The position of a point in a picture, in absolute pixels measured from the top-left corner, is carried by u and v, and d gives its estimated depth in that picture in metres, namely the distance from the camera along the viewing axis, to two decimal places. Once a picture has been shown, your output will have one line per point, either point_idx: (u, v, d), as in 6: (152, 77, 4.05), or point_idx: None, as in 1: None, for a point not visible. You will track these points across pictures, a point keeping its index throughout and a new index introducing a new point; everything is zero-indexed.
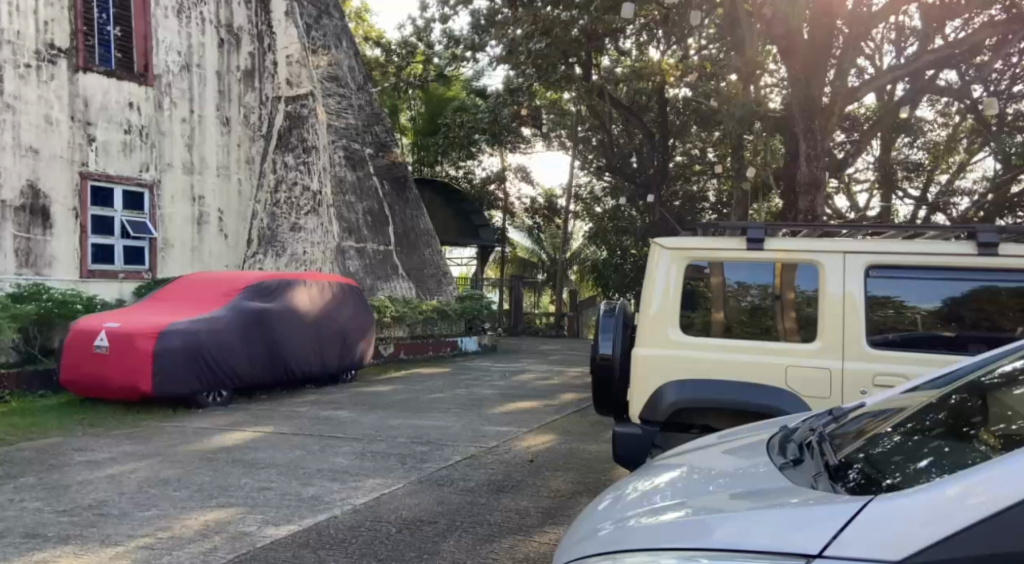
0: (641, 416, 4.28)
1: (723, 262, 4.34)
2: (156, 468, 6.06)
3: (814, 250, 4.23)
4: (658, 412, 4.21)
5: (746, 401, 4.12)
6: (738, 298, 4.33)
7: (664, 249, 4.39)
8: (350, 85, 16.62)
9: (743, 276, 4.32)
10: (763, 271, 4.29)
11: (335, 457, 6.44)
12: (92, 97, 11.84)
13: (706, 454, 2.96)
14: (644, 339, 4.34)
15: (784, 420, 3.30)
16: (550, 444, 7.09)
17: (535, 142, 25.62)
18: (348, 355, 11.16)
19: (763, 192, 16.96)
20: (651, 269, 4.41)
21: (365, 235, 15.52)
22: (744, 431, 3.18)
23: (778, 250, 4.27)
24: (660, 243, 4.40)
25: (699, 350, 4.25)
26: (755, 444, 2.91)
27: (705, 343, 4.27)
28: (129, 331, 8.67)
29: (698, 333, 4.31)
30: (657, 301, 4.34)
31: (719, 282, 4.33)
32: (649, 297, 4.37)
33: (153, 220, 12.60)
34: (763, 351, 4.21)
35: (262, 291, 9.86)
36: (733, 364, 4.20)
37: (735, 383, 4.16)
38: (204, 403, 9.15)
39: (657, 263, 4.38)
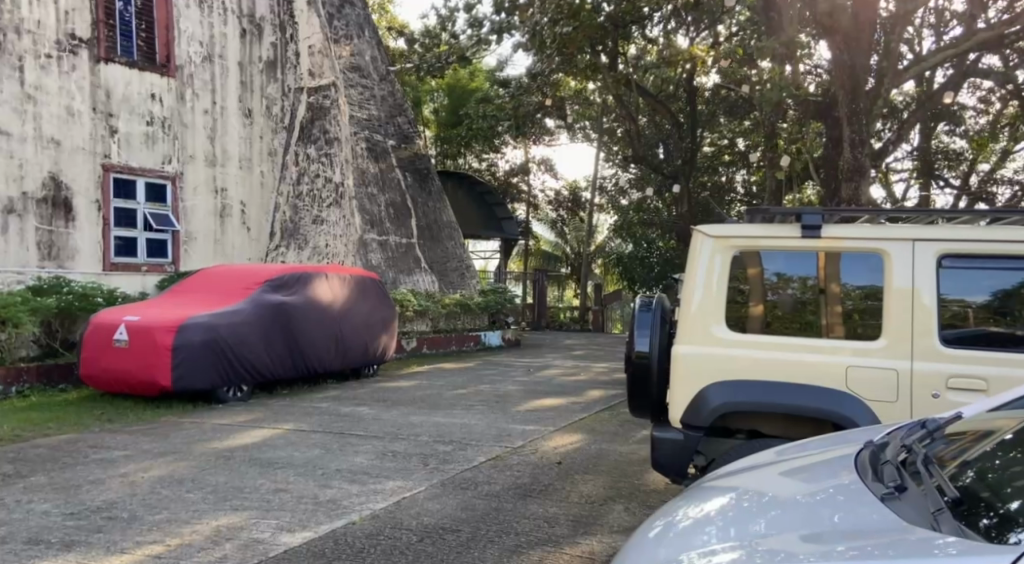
0: (681, 420, 3.97)
1: (767, 252, 4.01)
2: (171, 468, 5.85)
3: (863, 240, 3.88)
4: (698, 416, 3.92)
5: (793, 405, 3.81)
6: (778, 291, 4.01)
7: (706, 238, 4.07)
8: (372, 76, 16.37)
9: (781, 266, 4.00)
10: (808, 262, 3.96)
11: (355, 457, 6.20)
12: (114, 88, 11.68)
13: (759, 475, 2.72)
14: (684, 336, 4.04)
15: (844, 438, 3.02)
16: (577, 444, 6.81)
17: (560, 134, 25.32)
18: (370, 350, 10.92)
19: (796, 182, 16.49)
20: (692, 259, 4.09)
21: (388, 227, 15.26)
22: (799, 451, 2.90)
23: (821, 239, 3.93)
24: (703, 230, 4.07)
25: (740, 350, 3.94)
26: (814, 467, 2.67)
27: (748, 341, 3.95)
28: (149, 325, 8.49)
29: (745, 329, 3.99)
30: (698, 294, 4.03)
31: (759, 274, 4.01)
32: (690, 290, 4.06)
33: (175, 213, 12.43)
34: (816, 350, 3.88)
35: (283, 285, 9.65)
36: (778, 365, 3.89)
37: (786, 386, 3.85)
38: (224, 399, 8.94)
39: (700, 253, 4.06)
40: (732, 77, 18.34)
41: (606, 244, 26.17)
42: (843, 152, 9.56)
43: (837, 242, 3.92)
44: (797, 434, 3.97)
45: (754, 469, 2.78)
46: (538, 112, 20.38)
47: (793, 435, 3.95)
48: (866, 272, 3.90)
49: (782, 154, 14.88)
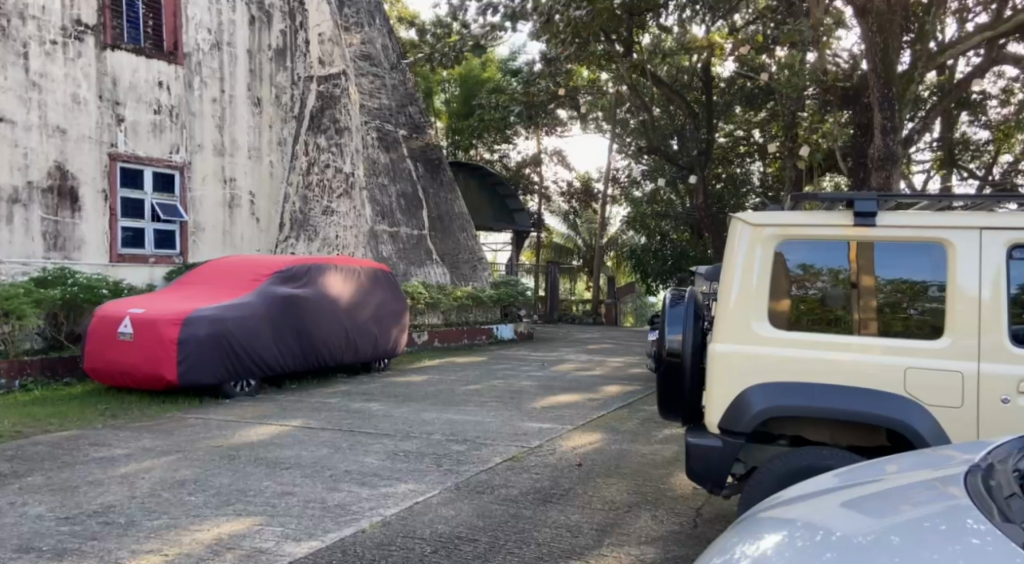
0: (719, 425, 3.68)
1: (807, 241, 3.71)
2: (173, 468, 5.59)
3: (907, 229, 3.59)
4: (735, 420, 3.63)
5: (837, 410, 3.51)
6: (805, 284, 3.72)
7: (744, 226, 3.78)
8: (383, 64, 16.06)
9: (805, 257, 3.71)
10: (841, 252, 3.67)
11: (365, 457, 5.92)
12: (120, 76, 11.41)
13: (818, 504, 2.55)
14: (722, 334, 3.75)
15: (909, 463, 2.82)
16: (597, 444, 6.52)
17: (572, 125, 24.99)
18: (381, 343, 10.65)
19: (816, 173, 16.09)
20: (729, 249, 3.80)
21: (399, 218, 14.98)
22: (863, 478, 2.72)
23: (847, 227, 3.65)
24: (741, 218, 3.78)
25: (774, 348, 3.65)
26: (876, 497, 2.50)
27: (780, 338, 3.67)
28: (154, 317, 8.24)
29: (787, 326, 3.70)
30: (735, 288, 3.74)
31: (786, 264, 3.72)
32: (727, 282, 3.77)
33: (184, 204, 12.18)
34: (868, 349, 3.57)
35: (292, 277, 9.38)
36: (815, 365, 3.60)
37: (835, 388, 3.54)
38: (231, 394, 8.68)
39: (738, 241, 3.77)
40: (751, 66, 17.98)
41: (619, 236, 25.85)
42: (874, 139, 9.16)
43: (867, 232, 3.63)
44: (845, 441, 3.69)
45: (813, 497, 2.62)
46: (550, 102, 20.06)
47: (841, 441, 3.67)
48: (900, 265, 3.61)
49: (802, 144, 14.53)
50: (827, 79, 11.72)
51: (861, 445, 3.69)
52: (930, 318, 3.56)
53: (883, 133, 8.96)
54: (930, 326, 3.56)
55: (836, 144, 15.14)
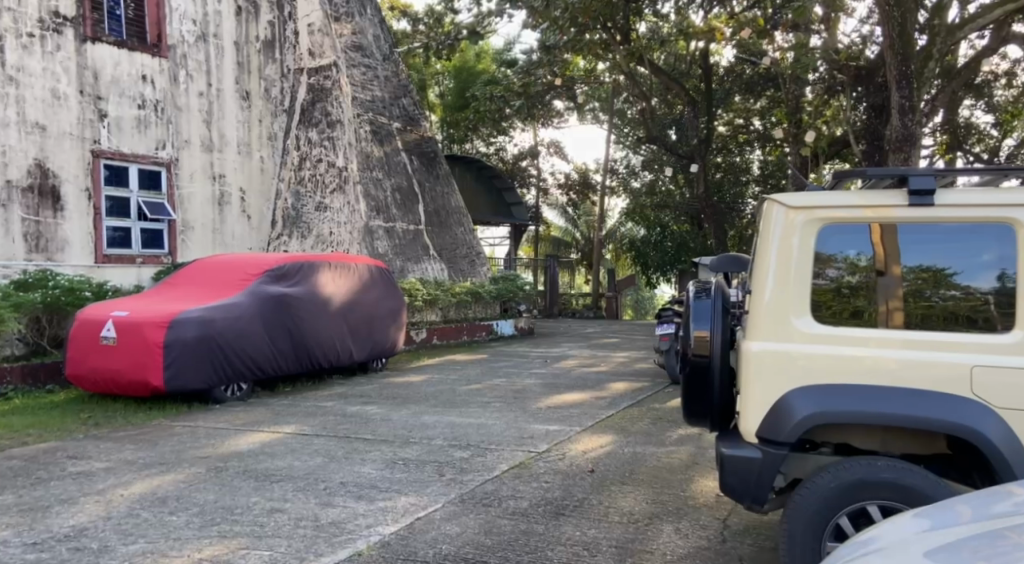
0: (758, 434, 3.30)
1: (848, 225, 3.35)
2: (156, 483, 5.18)
3: (956, 210, 3.25)
4: (773, 428, 3.25)
5: (887, 415, 3.13)
6: (832, 274, 3.36)
7: (779, 208, 3.43)
8: (376, 55, 15.66)
9: (838, 244, 3.36)
10: (877, 237, 3.33)
11: (362, 467, 5.53)
12: (101, 70, 10.97)
13: (897, 556, 2.29)
14: (755, 331, 3.39)
15: (997, 502, 2.55)
16: (607, 447, 6.12)
17: (569, 115, 24.60)
18: (378, 342, 10.27)
19: (820, 158, 15.70)
20: (765, 235, 3.45)
21: (394, 214, 14.49)
22: (944, 523, 2.45)
23: (864, 207, 3.32)
24: (776, 199, 3.44)
25: (805, 346, 3.29)
26: (961, 547, 2.23)
27: (811, 335, 3.31)
28: (138, 321, 7.82)
29: (829, 320, 3.34)
30: (770, 281, 3.38)
31: (820, 251, 3.36)
32: (761, 273, 3.41)
33: (171, 201, 11.77)
34: (923, 345, 3.22)
35: (283, 275, 8.97)
36: (851, 365, 3.24)
37: (884, 391, 3.18)
38: (221, 398, 8.29)
39: (774, 228, 3.41)
40: (752, 51, 17.64)
41: (618, 228, 25.48)
42: (891, 120, 8.79)
43: (888, 212, 3.31)
44: (899, 449, 3.30)
45: (890, 548, 2.36)
46: (548, 92, 19.71)
47: (893, 451, 3.28)
48: (926, 249, 3.28)
49: (807, 129, 14.21)
50: (838, 58, 11.30)
51: (917, 453, 3.30)
52: (954, 307, 3.25)
53: (901, 113, 8.59)
54: (962, 316, 3.24)
55: (843, 130, 14.87)
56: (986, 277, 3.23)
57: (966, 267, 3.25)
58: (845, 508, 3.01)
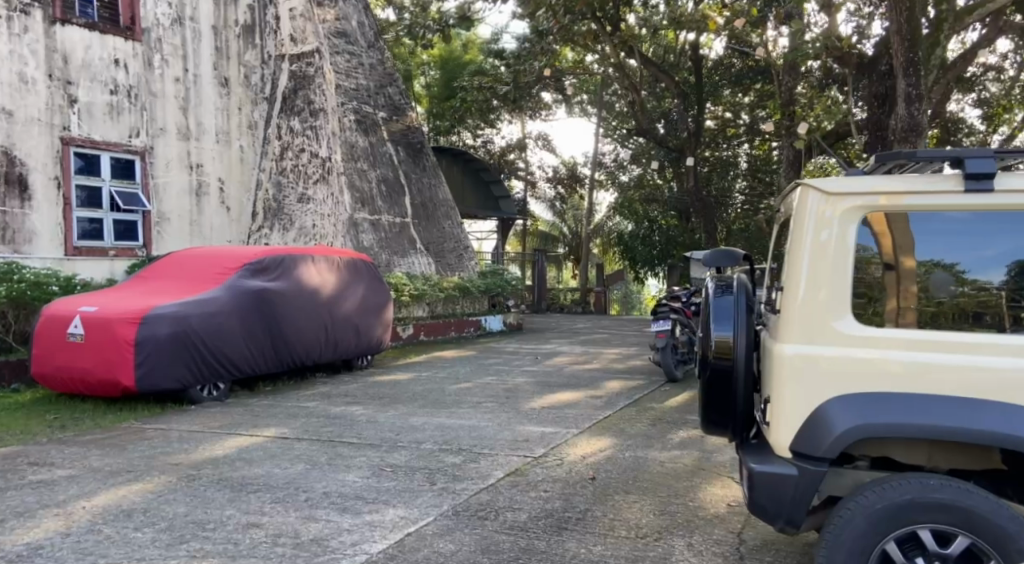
0: (791, 448, 3.01)
1: (886, 212, 3.04)
2: (121, 493, 4.79)
3: (1007, 195, 2.95)
4: (809, 442, 2.96)
5: (926, 426, 2.83)
6: (867, 268, 3.04)
7: (814, 195, 3.12)
8: (359, 42, 15.26)
9: (879, 234, 3.05)
10: (912, 225, 3.03)
11: (345, 475, 5.14)
12: (71, 53, 10.52)
13: None
14: (785, 334, 3.10)
15: None
16: (607, 451, 5.76)
17: (557, 107, 24.23)
18: (364, 338, 9.88)
19: (812, 151, 15.39)
20: (798, 223, 3.14)
21: (380, 206, 14.17)
22: None
23: (880, 194, 3.02)
24: (811, 183, 3.13)
25: (834, 349, 3.00)
26: None
27: (843, 337, 3.01)
28: (108, 317, 7.41)
29: (865, 318, 3.04)
30: (804, 278, 3.08)
31: (855, 242, 3.05)
32: (793, 267, 3.12)
33: (145, 191, 11.32)
34: (961, 348, 2.92)
35: (264, 268, 8.57)
36: (876, 369, 2.95)
37: (926, 399, 2.88)
38: (198, 399, 7.88)
39: (811, 214, 3.10)
40: (744, 42, 17.39)
41: (606, 223, 25.20)
42: (896, 109, 8.48)
43: (903, 200, 3.01)
44: (947, 464, 3.03)
45: None
46: (536, 84, 19.37)
47: (941, 466, 3.00)
48: (936, 241, 3.02)
49: (802, 120, 13.97)
50: (841, 45, 10.97)
51: (967, 468, 3.03)
52: (964, 302, 2.99)
53: (907, 102, 8.27)
54: (971, 312, 2.98)
55: (838, 123, 14.66)
56: (996, 271, 2.98)
57: (974, 261, 2.99)
58: (896, 538, 2.78)
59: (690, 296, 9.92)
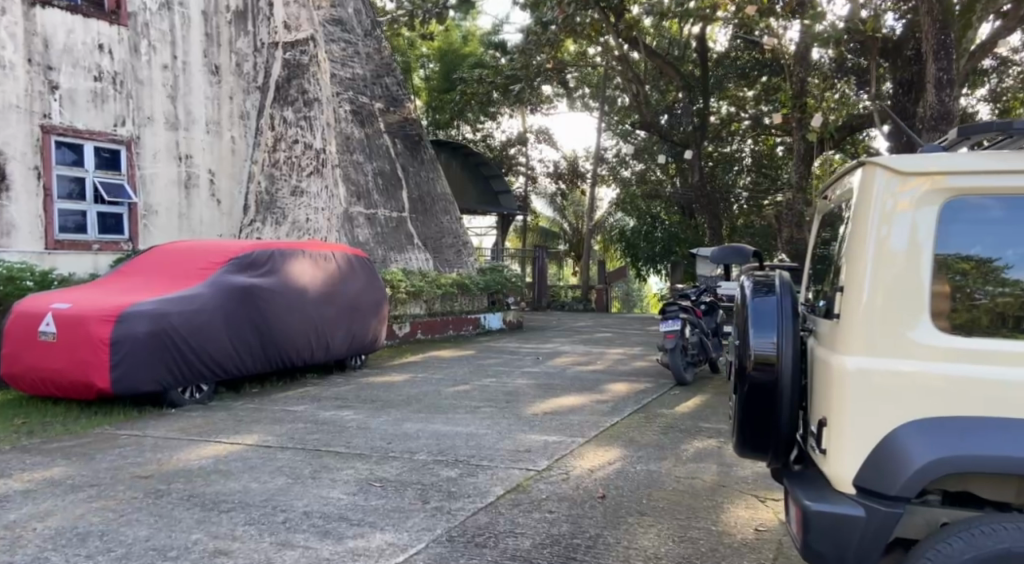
0: (854, 483, 2.64)
1: (949, 197, 2.67)
2: (79, 513, 4.30)
3: None
4: (877, 479, 2.60)
5: (1003, 459, 2.48)
6: (927, 262, 2.66)
7: (880, 174, 2.73)
8: (356, 30, 14.80)
9: (942, 223, 2.67)
10: (975, 211, 2.67)
11: (330, 491, 4.65)
12: (53, 37, 10.02)
13: None
14: (844, 344, 2.71)
15: None
16: (617, 464, 5.27)
17: (559, 100, 23.71)
18: (357, 337, 9.38)
19: (823, 144, 14.84)
20: (860, 209, 2.75)
21: (376, 200, 13.61)
22: None
23: (934, 175, 2.66)
24: (878, 161, 2.73)
25: (897, 361, 2.62)
26: None
27: (909, 347, 2.63)
28: (82, 314, 6.92)
29: (926, 323, 2.64)
30: (868, 277, 2.68)
31: (915, 231, 2.66)
32: (854, 265, 2.73)
33: (131, 183, 10.85)
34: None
35: (250, 264, 8.08)
36: (940, 387, 2.58)
37: (997, 425, 2.52)
38: (178, 402, 7.37)
39: (876, 196, 2.71)
40: (753, 32, 16.89)
41: (607, 219, 24.69)
42: (925, 96, 8.09)
43: (959, 182, 2.65)
44: None
45: None
46: (539, 76, 18.83)
47: None
48: (983, 234, 2.66)
49: (814, 113, 13.51)
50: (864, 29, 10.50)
51: None
52: (1003, 306, 2.65)
53: (938, 88, 7.88)
54: (1013, 318, 2.64)
55: (849, 114, 14.22)
56: None
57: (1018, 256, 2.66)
58: None
59: (699, 294, 9.58)
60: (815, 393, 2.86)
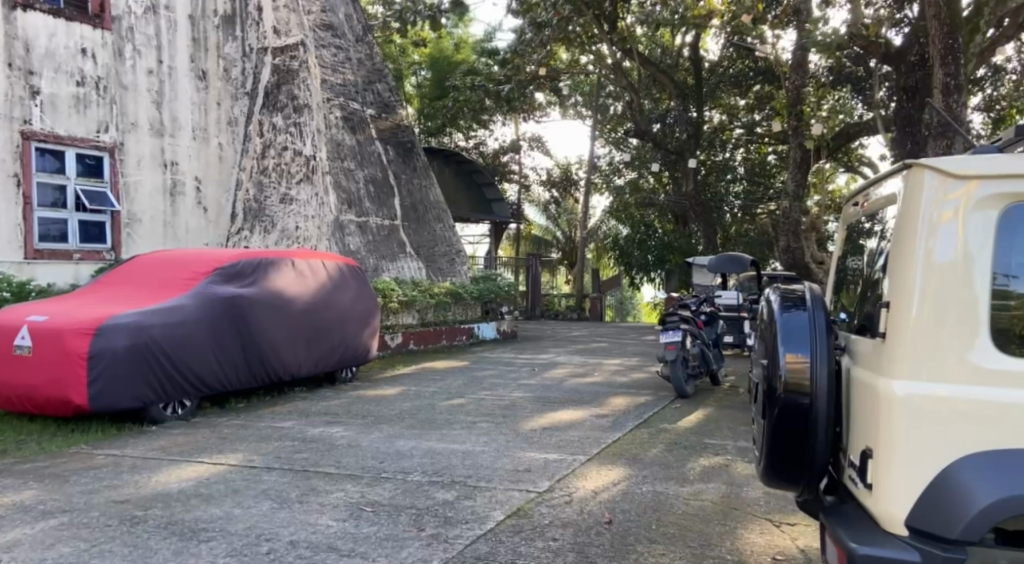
0: (908, 524, 2.46)
1: (1004, 204, 2.49)
2: (48, 542, 4.01)
3: None
4: (933, 520, 2.42)
5: None
6: (981, 274, 2.48)
7: (930, 177, 2.55)
8: (347, 36, 14.54)
9: (995, 231, 2.49)
10: None
11: (317, 517, 4.36)
12: (34, 41, 9.71)
13: None
14: (892, 367, 2.53)
15: None
16: (621, 485, 5.00)
17: (552, 107, 23.49)
18: (348, 348, 9.10)
19: (821, 150, 14.59)
20: (909, 214, 2.58)
21: (367, 207, 13.33)
22: None
23: (988, 179, 2.49)
24: (927, 161, 2.56)
25: (952, 385, 2.45)
26: None
27: (963, 370, 2.46)
28: (58, 327, 6.61)
29: (979, 344, 2.47)
30: (917, 291, 2.51)
31: (965, 238, 2.49)
32: (899, 280, 2.57)
33: (114, 190, 10.54)
34: None
35: (235, 274, 7.80)
36: (997, 417, 2.42)
37: None
38: (160, 418, 7.07)
39: (925, 201, 2.54)
40: (747, 39, 16.68)
41: (601, 226, 24.44)
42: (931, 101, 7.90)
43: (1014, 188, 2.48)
44: None
45: None
46: (531, 84, 18.55)
47: None
48: None
49: (812, 120, 13.24)
50: (868, 33, 10.32)
51: None
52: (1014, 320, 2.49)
53: (945, 92, 7.69)
54: None
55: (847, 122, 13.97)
56: None
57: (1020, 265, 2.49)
58: None
59: (698, 304, 9.30)
60: (858, 423, 2.68)
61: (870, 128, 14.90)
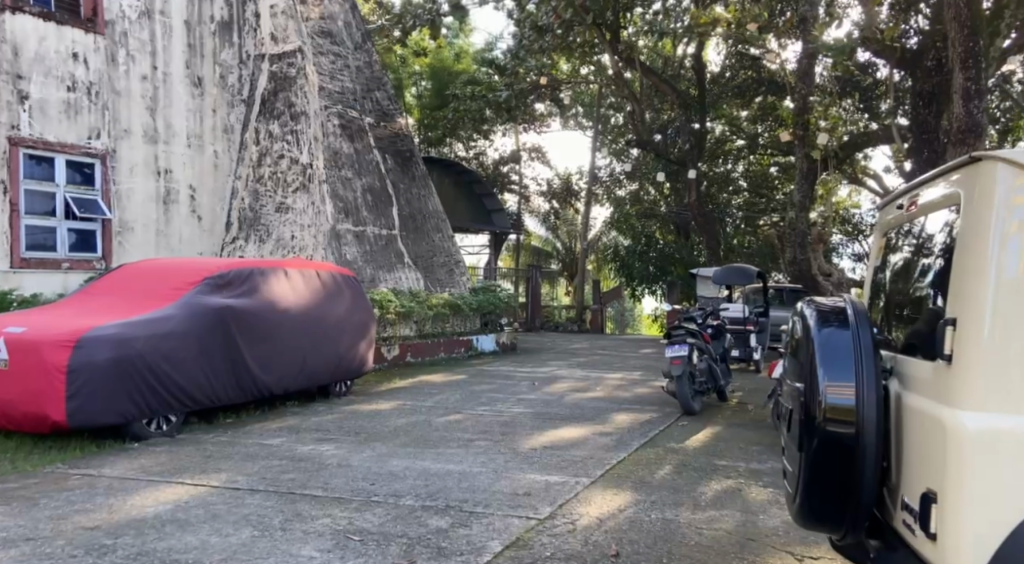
0: None
1: None
2: None
3: None
4: None
5: None
6: None
7: (1004, 171, 2.41)
8: (346, 43, 14.26)
9: None
10: None
11: (300, 547, 4.04)
12: (23, 45, 9.42)
13: None
14: (959, 398, 2.36)
15: None
16: (628, 511, 4.67)
17: (554, 117, 23.21)
18: (343, 363, 8.76)
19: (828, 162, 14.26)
20: (982, 211, 2.44)
21: (365, 216, 13.03)
22: None
23: None
24: (1002, 153, 2.42)
25: None
26: None
27: None
28: (36, 339, 6.27)
29: None
30: (987, 306, 2.34)
31: None
32: (964, 295, 2.42)
33: (105, 198, 10.25)
34: None
35: (226, 283, 7.50)
36: None
37: None
38: (144, 435, 6.75)
39: (998, 196, 2.40)
40: (751, 49, 16.39)
41: (600, 238, 24.23)
42: (951, 107, 7.67)
43: None
44: None
45: None
46: (532, 93, 18.26)
47: None
48: None
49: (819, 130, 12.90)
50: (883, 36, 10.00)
51: None
52: None
53: (965, 97, 7.47)
54: None
55: (854, 132, 13.65)
56: None
57: None
58: None
59: (704, 317, 9.00)
60: (922, 461, 2.51)
61: (877, 139, 14.57)
